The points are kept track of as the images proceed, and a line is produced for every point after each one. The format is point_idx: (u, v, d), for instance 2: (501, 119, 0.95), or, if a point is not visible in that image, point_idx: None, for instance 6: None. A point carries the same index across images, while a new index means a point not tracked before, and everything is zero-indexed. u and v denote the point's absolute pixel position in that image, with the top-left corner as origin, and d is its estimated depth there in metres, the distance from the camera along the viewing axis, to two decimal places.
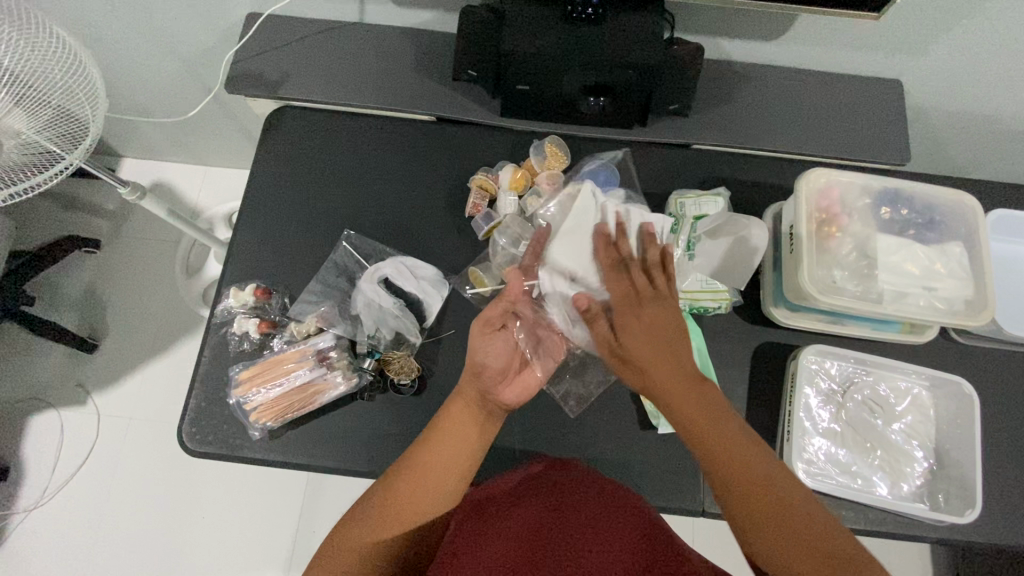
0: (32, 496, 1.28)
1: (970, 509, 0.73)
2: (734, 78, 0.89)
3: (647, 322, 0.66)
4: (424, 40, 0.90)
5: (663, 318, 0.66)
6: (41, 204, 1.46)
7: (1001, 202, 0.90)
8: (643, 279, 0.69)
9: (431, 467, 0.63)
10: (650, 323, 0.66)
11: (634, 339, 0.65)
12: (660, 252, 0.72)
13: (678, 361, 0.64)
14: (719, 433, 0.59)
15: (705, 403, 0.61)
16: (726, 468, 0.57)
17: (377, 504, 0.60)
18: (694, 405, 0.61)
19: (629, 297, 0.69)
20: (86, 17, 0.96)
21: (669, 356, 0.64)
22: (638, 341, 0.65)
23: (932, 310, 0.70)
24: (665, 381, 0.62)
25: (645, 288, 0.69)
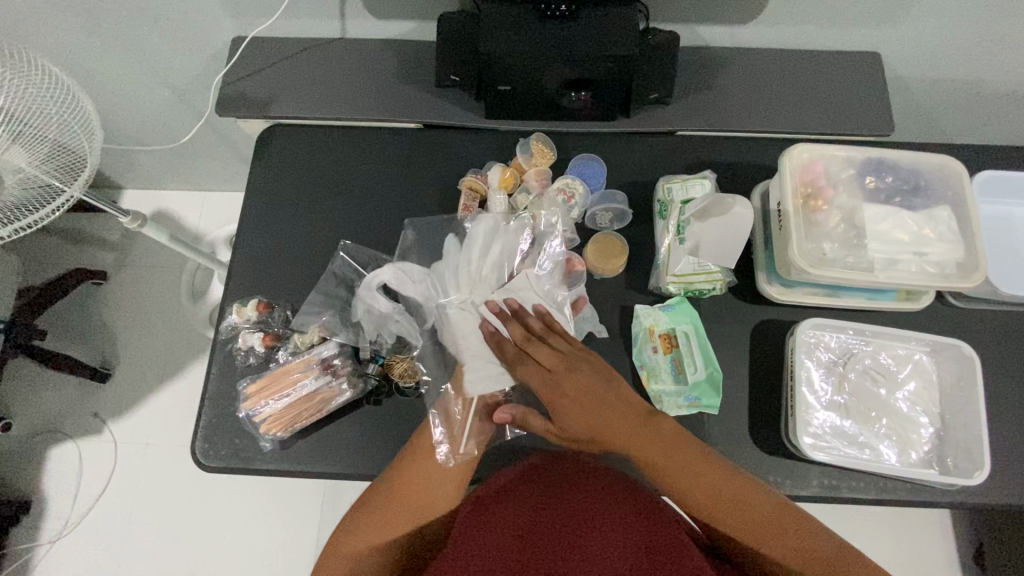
0: (56, 526, 1.30)
1: (980, 471, 0.73)
2: (712, 62, 0.90)
3: (575, 398, 0.69)
4: (405, 49, 0.92)
5: (589, 384, 0.69)
6: (46, 240, 1.49)
7: (988, 164, 0.90)
8: (545, 352, 0.71)
9: (425, 470, 0.68)
10: (575, 395, 0.69)
11: (569, 421, 0.68)
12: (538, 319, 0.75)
13: (620, 415, 0.68)
14: (691, 474, 0.64)
15: (659, 438, 0.66)
16: (708, 501, 0.63)
17: (375, 505, 0.66)
18: (647, 448, 0.66)
19: (547, 380, 0.70)
20: (78, 53, 0.99)
21: (613, 416, 0.68)
22: (572, 416, 0.68)
23: (924, 275, 0.71)
24: (616, 437, 0.67)
25: (556, 362, 0.71)
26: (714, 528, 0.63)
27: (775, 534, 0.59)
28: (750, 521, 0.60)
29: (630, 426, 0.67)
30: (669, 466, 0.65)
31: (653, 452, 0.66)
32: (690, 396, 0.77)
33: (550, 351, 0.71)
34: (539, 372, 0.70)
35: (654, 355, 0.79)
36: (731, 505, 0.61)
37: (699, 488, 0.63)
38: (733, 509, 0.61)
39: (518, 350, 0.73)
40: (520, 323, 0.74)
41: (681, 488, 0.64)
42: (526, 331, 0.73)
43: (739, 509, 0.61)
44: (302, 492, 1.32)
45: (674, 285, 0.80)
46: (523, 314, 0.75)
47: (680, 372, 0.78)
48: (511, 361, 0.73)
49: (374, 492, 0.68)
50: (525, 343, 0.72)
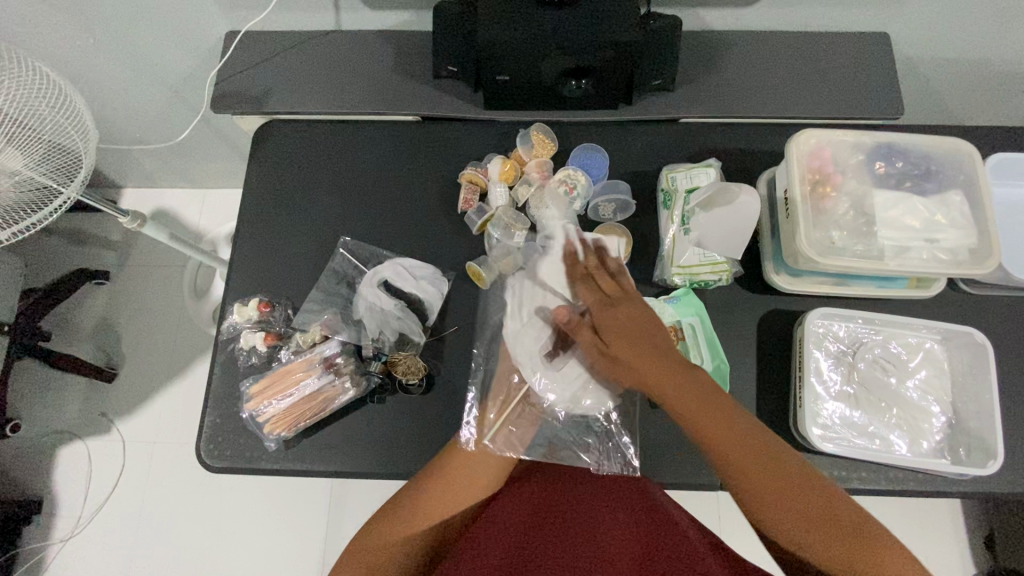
0: (68, 525, 1.32)
1: (993, 460, 0.72)
2: (716, 46, 0.88)
3: (628, 319, 0.69)
4: (401, 40, 0.90)
5: (641, 314, 0.69)
6: (48, 241, 1.49)
7: (999, 146, 0.88)
8: (611, 283, 0.73)
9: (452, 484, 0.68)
10: (626, 321, 0.69)
11: (622, 350, 0.67)
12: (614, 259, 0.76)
13: (670, 356, 0.66)
14: (749, 449, 0.60)
15: (703, 389, 0.63)
16: (768, 488, 0.58)
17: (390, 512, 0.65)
18: (687, 386, 0.63)
19: (603, 299, 0.72)
20: (69, 52, 0.98)
21: (665, 354, 0.66)
22: (625, 347, 0.67)
23: (935, 262, 0.69)
24: (657, 376, 0.65)
25: (616, 290, 0.72)
26: (745, 491, 0.59)
27: (821, 516, 0.55)
28: (773, 484, 0.58)
29: (683, 377, 0.64)
30: (725, 438, 0.61)
31: (688, 397, 0.63)
32: None
33: (618, 284, 0.73)
34: (600, 297, 0.72)
35: None
36: (755, 454, 0.59)
37: (730, 436, 0.61)
38: (760, 467, 0.59)
39: (587, 274, 0.75)
40: (592, 254, 0.76)
41: (720, 445, 0.61)
42: (599, 263, 0.75)
43: (765, 465, 0.59)
44: (309, 489, 1.32)
45: (679, 277, 0.79)
46: (603, 253, 0.76)
47: None
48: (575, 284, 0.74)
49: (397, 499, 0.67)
50: (593, 270, 0.74)
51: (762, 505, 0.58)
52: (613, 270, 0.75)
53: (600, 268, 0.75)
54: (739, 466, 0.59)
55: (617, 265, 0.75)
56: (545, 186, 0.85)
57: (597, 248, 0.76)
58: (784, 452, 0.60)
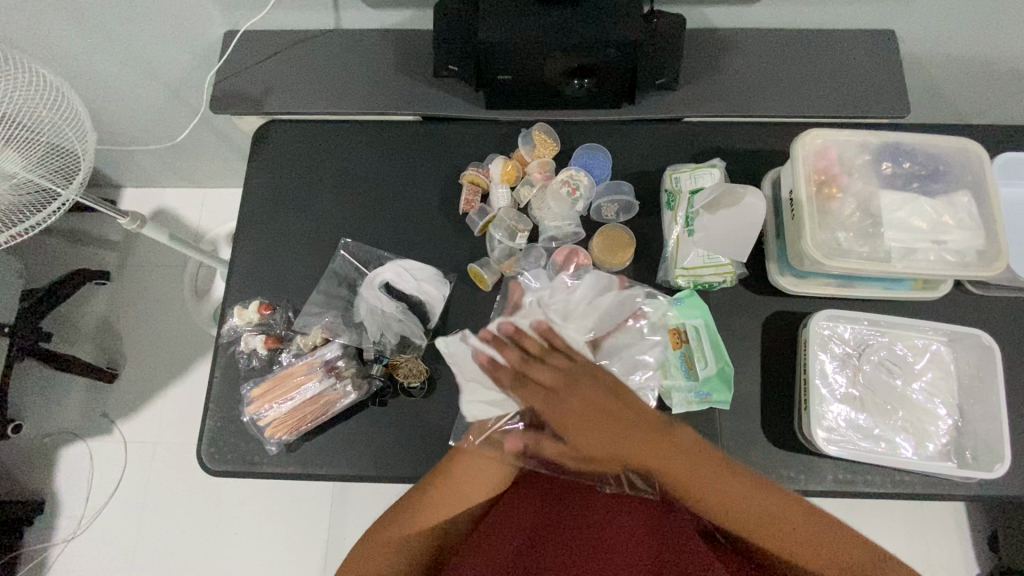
0: (71, 525, 1.32)
1: (999, 463, 0.71)
2: (721, 44, 0.87)
3: (582, 413, 0.63)
4: (402, 39, 0.89)
5: (595, 395, 0.63)
6: (48, 242, 1.48)
7: (1007, 145, 0.87)
8: (548, 369, 0.65)
9: (456, 488, 0.66)
10: (584, 410, 0.63)
11: (588, 443, 0.63)
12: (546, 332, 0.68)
13: (628, 428, 0.62)
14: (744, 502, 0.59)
15: (667, 447, 0.61)
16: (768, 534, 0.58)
17: (400, 506, 0.65)
18: (651, 452, 0.61)
19: (550, 394, 0.64)
20: (67, 52, 0.97)
21: (624, 425, 0.62)
22: (590, 437, 0.62)
23: (943, 263, 0.68)
24: (634, 452, 0.61)
25: (564, 375, 0.65)
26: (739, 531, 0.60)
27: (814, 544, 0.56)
28: (764, 525, 0.58)
29: (654, 445, 0.61)
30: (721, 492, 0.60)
31: (650, 455, 0.61)
32: (701, 392, 0.75)
33: (561, 362, 0.66)
34: (543, 393, 0.65)
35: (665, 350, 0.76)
36: (738, 498, 0.59)
37: (714, 485, 0.60)
38: (743, 511, 0.59)
39: (517, 374, 0.66)
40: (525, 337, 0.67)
41: (708, 496, 0.60)
42: (523, 351, 0.66)
43: (752, 510, 0.59)
44: (311, 491, 1.31)
45: (682, 279, 0.78)
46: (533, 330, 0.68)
47: (690, 368, 0.76)
48: (510, 383, 0.67)
49: (402, 502, 0.66)
50: (541, 357, 0.66)
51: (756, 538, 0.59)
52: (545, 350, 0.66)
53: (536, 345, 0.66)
54: (726, 513, 0.60)
55: (547, 345, 0.67)
56: (547, 186, 0.84)
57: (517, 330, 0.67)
58: (750, 486, 0.60)
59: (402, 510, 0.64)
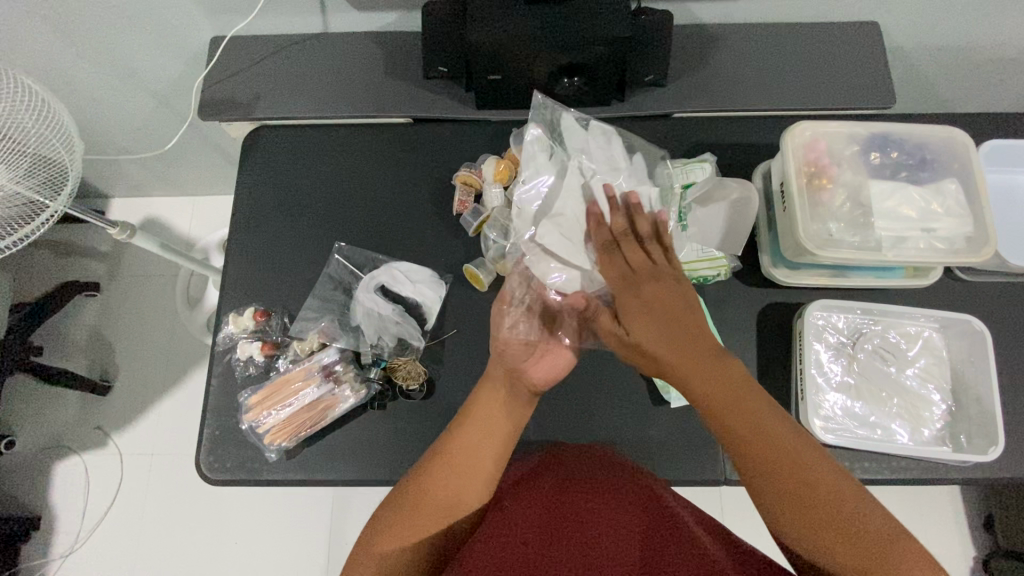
0: (67, 541, 1.30)
1: (993, 446, 0.72)
2: (709, 39, 0.87)
3: (650, 312, 0.66)
4: (390, 40, 0.88)
5: (665, 296, 0.66)
6: (36, 255, 1.46)
7: (991, 133, 0.88)
8: (637, 254, 0.70)
9: (460, 460, 0.64)
10: (653, 300, 0.66)
11: (642, 332, 0.65)
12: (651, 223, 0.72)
13: (738, 387, 0.60)
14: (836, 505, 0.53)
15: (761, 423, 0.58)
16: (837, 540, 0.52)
17: (415, 497, 0.62)
18: (715, 381, 0.60)
19: (627, 278, 0.69)
20: (52, 61, 0.96)
21: (678, 341, 0.63)
22: (653, 332, 0.64)
23: (932, 251, 0.69)
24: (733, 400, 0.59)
25: (641, 265, 0.70)
26: (754, 478, 0.57)
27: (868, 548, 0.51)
28: (794, 484, 0.54)
29: (739, 391, 0.60)
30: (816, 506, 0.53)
31: (706, 376, 0.61)
32: None
33: (643, 255, 0.70)
34: (623, 269, 0.70)
35: None
36: (773, 461, 0.56)
37: (756, 428, 0.58)
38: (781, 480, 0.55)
39: (611, 240, 0.72)
40: (618, 216, 0.72)
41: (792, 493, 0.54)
42: (628, 229, 0.72)
43: (780, 463, 0.55)
44: (311, 497, 1.31)
45: None
46: (619, 209, 0.73)
47: None
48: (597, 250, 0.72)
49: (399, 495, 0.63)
50: (622, 237, 0.71)
51: (773, 493, 0.55)
52: (645, 236, 0.72)
53: (631, 233, 0.72)
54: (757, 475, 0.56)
55: (651, 230, 0.72)
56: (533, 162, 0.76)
57: (634, 208, 0.73)
58: (790, 442, 0.57)
59: (393, 507, 0.62)
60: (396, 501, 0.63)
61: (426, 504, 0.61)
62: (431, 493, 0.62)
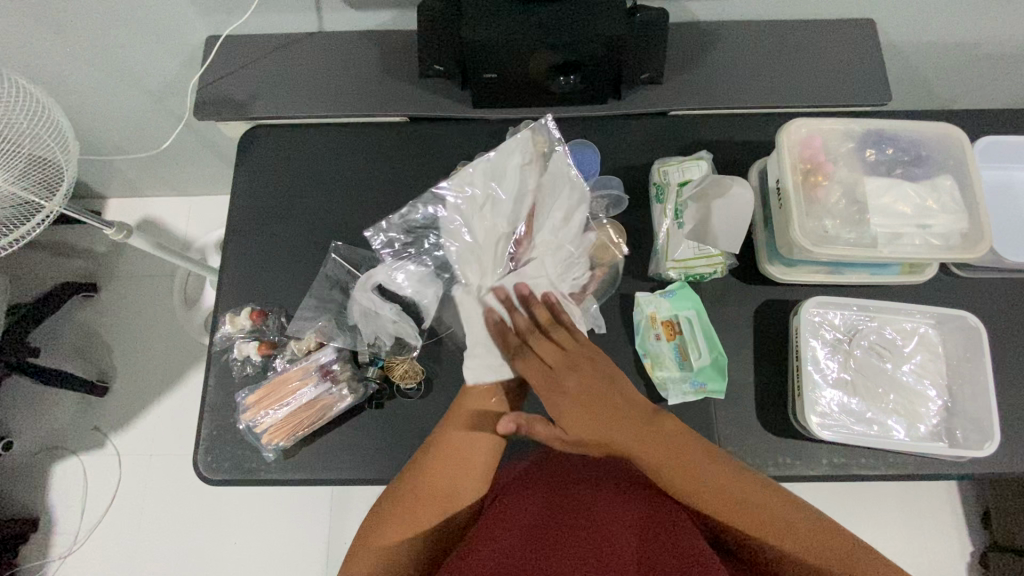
0: (66, 542, 1.30)
1: (989, 441, 0.72)
2: (704, 36, 0.87)
3: (575, 403, 0.66)
4: (386, 39, 0.88)
5: (590, 382, 0.68)
6: (33, 256, 1.46)
7: (986, 129, 0.88)
8: (550, 345, 0.70)
9: (453, 454, 0.65)
10: (574, 397, 0.66)
11: (575, 427, 0.65)
12: (547, 307, 0.73)
13: (683, 457, 0.63)
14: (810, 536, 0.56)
15: (717, 484, 0.61)
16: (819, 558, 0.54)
17: (410, 490, 0.62)
18: (658, 457, 0.63)
19: (544, 372, 0.69)
20: (44, 60, 0.95)
21: (608, 417, 0.65)
22: (587, 425, 0.65)
23: (928, 247, 0.69)
24: (678, 466, 0.62)
25: (558, 355, 0.70)
26: (711, 518, 0.60)
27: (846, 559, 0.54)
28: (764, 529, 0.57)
29: (681, 461, 0.62)
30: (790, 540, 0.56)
31: (646, 450, 0.64)
32: (694, 382, 0.76)
33: (555, 346, 0.70)
34: (542, 366, 0.69)
35: (657, 342, 0.78)
36: (740, 515, 0.59)
37: (713, 491, 0.60)
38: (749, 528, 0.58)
39: (520, 341, 0.72)
40: (518, 313, 0.72)
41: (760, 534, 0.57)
42: (530, 323, 0.72)
43: (721, 498, 0.60)
44: (310, 497, 1.31)
45: (674, 271, 0.79)
46: (530, 302, 0.73)
47: (684, 359, 0.77)
48: (512, 357, 0.71)
49: (397, 488, 0.64)
50: (527, 333, 0.72)
51: (734, 530, 0.59)
52: (545, 323, 0.72)
53: (524, 322, 0.72)
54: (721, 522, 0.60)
55: (550, 317, 0.72)
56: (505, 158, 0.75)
57: (526, 301, 0.73)
58: (753, 494, 0.60)
59: (389, 503, 0.62)
60: (394, 496, 0.63)
61: (422, 497, 0.62)
62: (427, 487, 0.63)
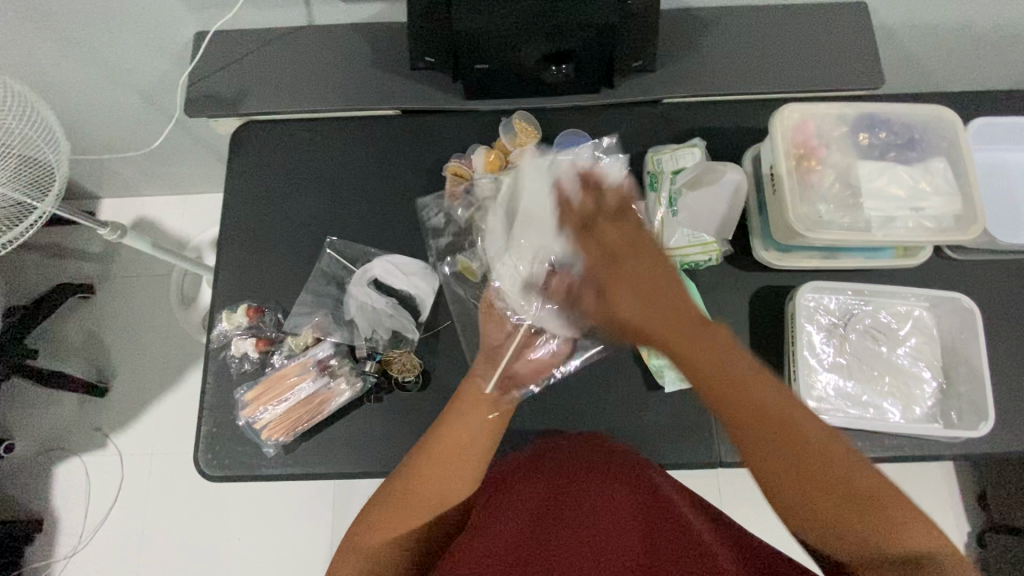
0: (70, 542, 1.31)
1: (984, 421, 0.73)
2: (696, 22, 0.87)
3: (625, 286, 0.58)
4: (376, 31, 0.87)
5: (657, 279, 0.58)
6: (28, 258, 1.46)
7: (979, 111, 0.88)
8: (615, 228, 0.61)
9: (442, 459, 0.63)
10: (636, 272, 0.58)
11: (626, 308, 0.57)
12: (616, 197, 0.63)
13: (762, 394, 0.52)
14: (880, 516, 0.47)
15: (781, 423, 0.51)
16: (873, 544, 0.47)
17: (405, 487, 0.62)
18: (718, 364, 0.53)
19: (601, 259, 0.60)
20: (32, 60, 0.94)
21: (668, 312, 0.56)
22: (625, 298, 0.58)
23: (922, 230, 0.69)
24: (736, 403, 0.52)
25: (621, 237, 0.61)
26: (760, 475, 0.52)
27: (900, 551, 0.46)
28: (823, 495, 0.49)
29: (756, 397, 0.52)
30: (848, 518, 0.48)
31: (710, 360, 0.54)
32: None
33: (617, 230, 0.61)
34: (596, 250, 0.61)
35: None
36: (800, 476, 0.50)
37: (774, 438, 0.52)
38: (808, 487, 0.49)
39: (583, 221, 0.63)
40: (587, 194, 0.64)
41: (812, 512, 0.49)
42: (594, 206, 0.63)
43: (780, 454, 0.51)
44: (312, 492, 1.32)
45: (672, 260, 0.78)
46: (601, 189, 0.64)
47: None
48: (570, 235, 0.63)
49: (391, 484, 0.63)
50: (590, 217, 0.63)
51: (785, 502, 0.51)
52: (608, 209, 0.63)
53: (592, 212, 0.63)
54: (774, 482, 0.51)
55: (617, 205, 0.63)
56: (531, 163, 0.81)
57: (592, 185, 0.64)
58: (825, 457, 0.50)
59: (382, 502, 0.61)
60: (387, 493, 0.62)
61: (417, 496, 0.61)
62: (423, 486, 0.62)
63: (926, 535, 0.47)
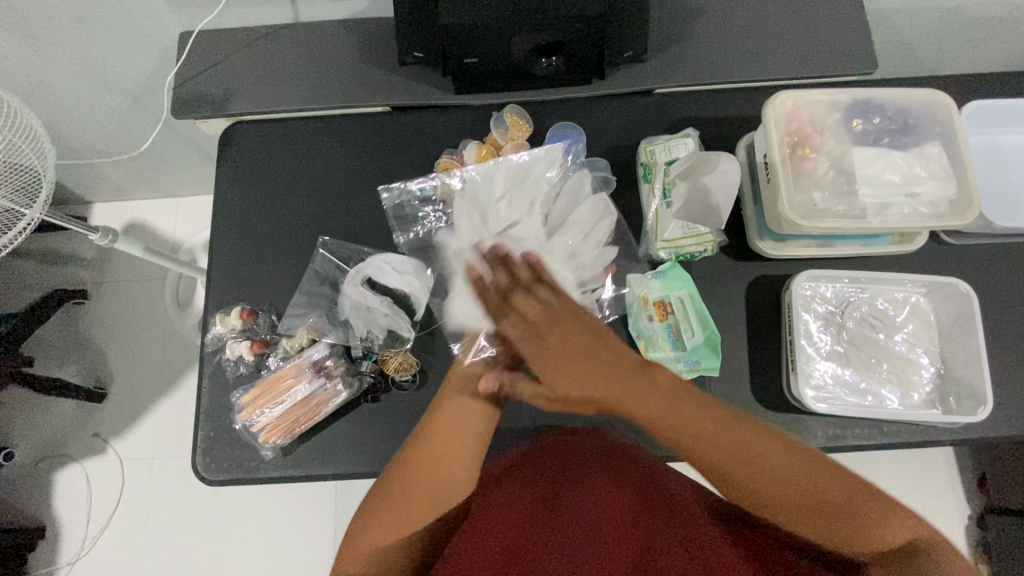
0: (74, 548, 1.31)
1: (982, 406, 0.73)
2: (688, 10, 0.85)
3: (555, 356, 0.63)
4: (363, 27, 0.86)
5: (577, 337, 0.64)
6: (20, 265, 1.44)
7: (973, 95, 0.88)
8: (529, 302, 0.67)
9: (435, 452, 0.63)
10: (560, 351, 0.63)
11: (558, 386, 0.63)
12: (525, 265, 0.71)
13: (716, 437, 0.57)
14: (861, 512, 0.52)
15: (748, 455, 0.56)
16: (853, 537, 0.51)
17: (401, 482, 0.62)
18: (680, 427, 0.59)
19: (529, 328, 0.65)
20: (15, 66, 0.93)
21: (583, 377, 0.62)
22: (565, 381, 0.62)
23: (917, 216, 0.69)
24: (694, 437, 0.58)
25: (539, 316, 0.66)
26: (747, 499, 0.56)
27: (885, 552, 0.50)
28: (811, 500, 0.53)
29: (710, 435, 0.58)
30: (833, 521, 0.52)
31: (650, 410, 0.60)
32: (689, 362, 0.76)
33: (533, 302, 0.67)
34: (522, 326, 0.66)
35: (651, 323, 0.77)
36: (782, 487, 0.54)
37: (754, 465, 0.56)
38: (791, 496, 0.54)
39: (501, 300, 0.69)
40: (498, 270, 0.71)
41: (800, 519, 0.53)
42: (511, 280, 0.70)
43: (768, 475, 0.55)
44: (314, 493, 1.32)
45: (665, 251, 0.79)
46: (508, 261, 0.71)
47: (678, 339, 0.76)
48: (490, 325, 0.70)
49: (389, 480, 0.63)
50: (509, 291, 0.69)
51: (773, 509, 0.54)
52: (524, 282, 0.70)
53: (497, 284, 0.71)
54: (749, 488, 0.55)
55: (532, 277, 0.70)
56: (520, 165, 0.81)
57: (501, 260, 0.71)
58: (809, 468, 0.55)
59: (381, 500, 0.61)
60: (386, 489, 0.62)
61: (416, 489, 0.61)
62: (419, 479, 0.62)
63: (914, 530, 0.51)
